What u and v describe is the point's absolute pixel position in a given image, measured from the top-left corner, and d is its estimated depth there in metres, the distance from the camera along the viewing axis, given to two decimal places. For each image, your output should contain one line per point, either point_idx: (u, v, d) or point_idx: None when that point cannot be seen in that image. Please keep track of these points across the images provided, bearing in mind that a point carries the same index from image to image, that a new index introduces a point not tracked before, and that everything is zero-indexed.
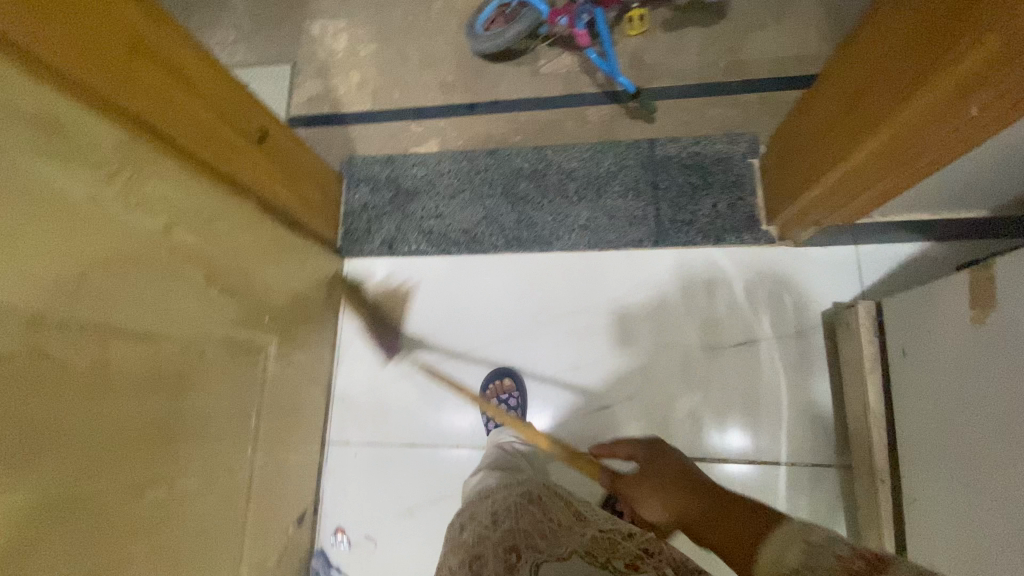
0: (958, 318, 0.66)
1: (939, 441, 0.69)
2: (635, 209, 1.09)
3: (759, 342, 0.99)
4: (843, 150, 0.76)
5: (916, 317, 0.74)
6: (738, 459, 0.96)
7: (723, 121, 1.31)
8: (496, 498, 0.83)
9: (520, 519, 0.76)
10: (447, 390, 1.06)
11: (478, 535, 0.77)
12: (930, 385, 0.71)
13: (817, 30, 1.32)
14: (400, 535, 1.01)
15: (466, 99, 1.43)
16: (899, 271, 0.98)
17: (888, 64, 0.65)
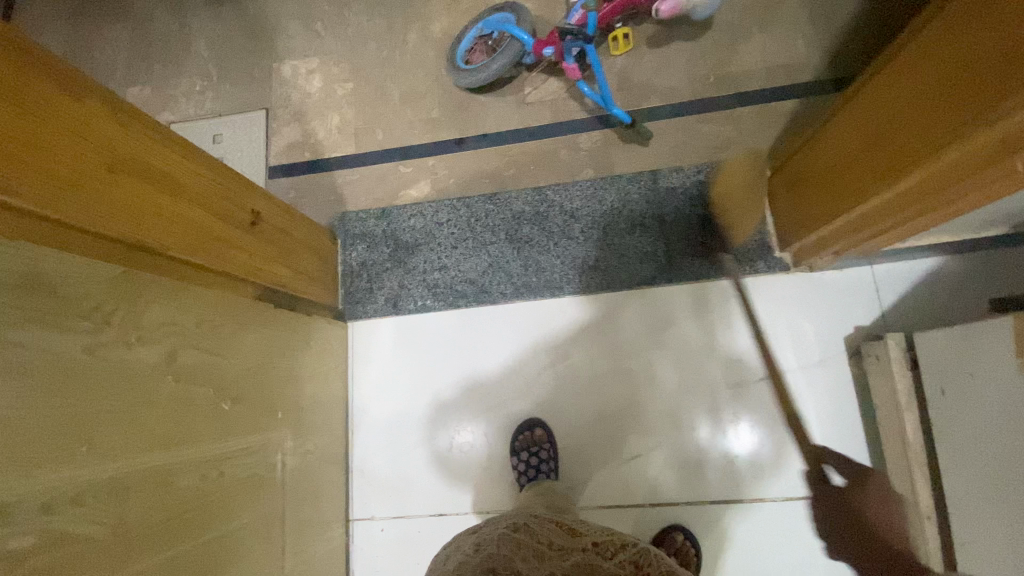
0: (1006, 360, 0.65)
1: (988, 484, 0.68)
2: (645, 245, 1.06)
3: (785, 375, 0.98)
4: (868, 187, 0.74)
5: (955, 355, 0.73)
6: (776, 497, 0.94)
7: (719, 137, 1.28)
8: (484, 531, 0.79)
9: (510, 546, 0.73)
10: (471, 451, 1.02)
11: (458, 563, 0.74)
12: (975, 426, 0.70)
13: (803, 36, 1.30)
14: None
15: (453, 134, 1.38)
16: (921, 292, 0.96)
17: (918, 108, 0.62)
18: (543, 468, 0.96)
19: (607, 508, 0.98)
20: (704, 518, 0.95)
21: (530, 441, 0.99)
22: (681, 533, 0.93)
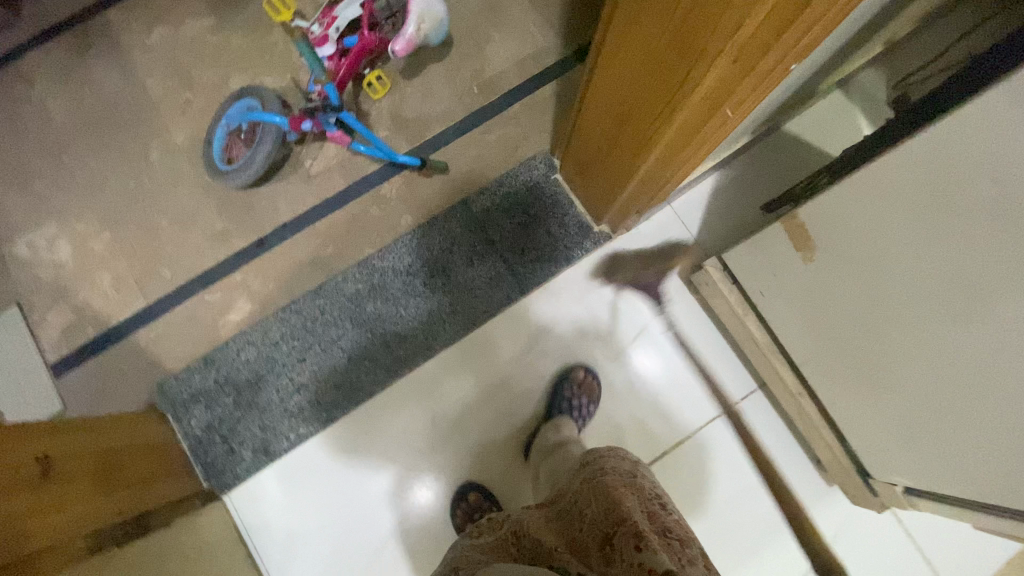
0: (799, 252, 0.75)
1: (830, 354, 0.80)
2: (485, 271, 1.07)
3: (651, 327, 1.06)
4: (636, 157, 0.81)
5: (760, 262, 0.84)
6: (690, 435, 1.02)
7: (506, 138, 1.32)
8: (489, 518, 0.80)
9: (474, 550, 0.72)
10: (415, 550, 0.97)
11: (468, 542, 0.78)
12: (794, 313, 0.83)
13: (535, 23, 1.39)
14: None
15: (252, 238, 1.26)
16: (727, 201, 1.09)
17: (640, 84, 0.69)
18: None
19: None
20: None
21: (468, 511, 0.96)
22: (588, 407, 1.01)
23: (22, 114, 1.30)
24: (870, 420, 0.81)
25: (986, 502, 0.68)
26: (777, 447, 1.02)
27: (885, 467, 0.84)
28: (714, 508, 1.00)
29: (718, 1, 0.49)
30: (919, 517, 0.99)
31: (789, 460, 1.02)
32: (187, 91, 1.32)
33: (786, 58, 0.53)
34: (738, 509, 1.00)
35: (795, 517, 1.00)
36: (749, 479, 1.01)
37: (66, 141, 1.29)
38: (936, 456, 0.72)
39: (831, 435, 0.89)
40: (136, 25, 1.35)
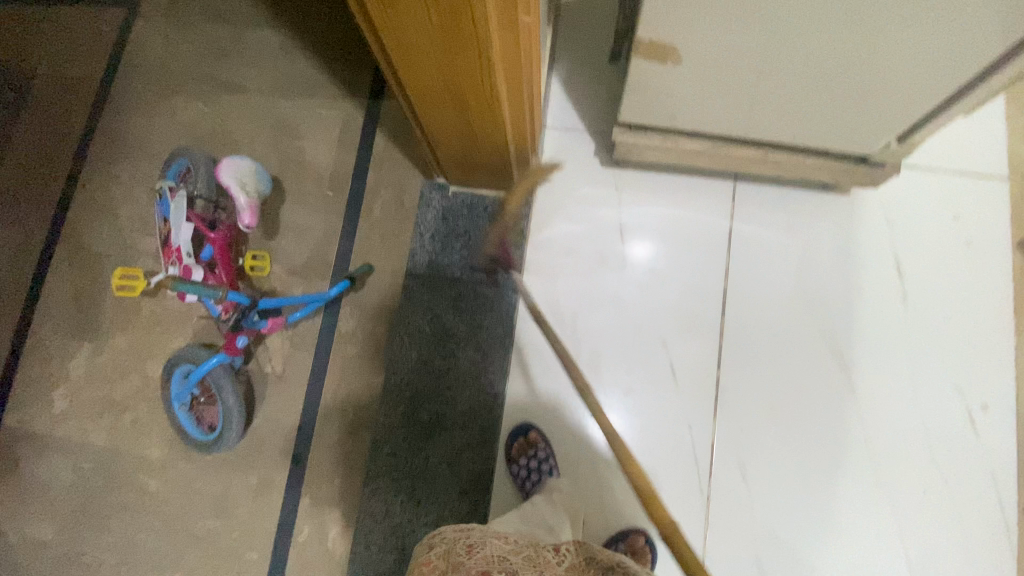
0: (662, 74, 0.78)
1: (759, 105, 0.82)
2: (475, 303, 1.08)
3: (623, 219, 1.09)
4: (493, 115, 0.82)
5: (643, 105, 0.87)
6: (729, 258, 1.05)
7: (387, 201, 1.32)
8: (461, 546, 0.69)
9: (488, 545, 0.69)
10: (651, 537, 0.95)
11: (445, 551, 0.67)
12: (707, 103, 0.83)
13: (321, 108, 1.40)
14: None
15: (286, 463, 1.21)
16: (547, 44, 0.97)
17: (441, 59, 0.69)
18: (544, 469, 0.95)
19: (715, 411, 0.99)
20: (740, 322, 1.02)
21: (526, 447, 0.98)
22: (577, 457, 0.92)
23: (15, 561, 1.21)
24: (828, 120, 0.83)
25: (963, 82, 0.70)
26: (791, 206, 1.06)
27: (870, 133, 0.84)
28: (799, 287, 1.03)
29: None
30: (931, 152, 1.06)
31: (808, 203, 1.05)
32: (125, 412, 1.27)
33: None
34: (812, 272, 1.03)
35: (852, 238, 1.04)
36: (796, 246, 1.04)
37: (73, 544, 1.22)
38: (897, 76, 0.71)
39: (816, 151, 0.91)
40: (33, 408, 1.30)
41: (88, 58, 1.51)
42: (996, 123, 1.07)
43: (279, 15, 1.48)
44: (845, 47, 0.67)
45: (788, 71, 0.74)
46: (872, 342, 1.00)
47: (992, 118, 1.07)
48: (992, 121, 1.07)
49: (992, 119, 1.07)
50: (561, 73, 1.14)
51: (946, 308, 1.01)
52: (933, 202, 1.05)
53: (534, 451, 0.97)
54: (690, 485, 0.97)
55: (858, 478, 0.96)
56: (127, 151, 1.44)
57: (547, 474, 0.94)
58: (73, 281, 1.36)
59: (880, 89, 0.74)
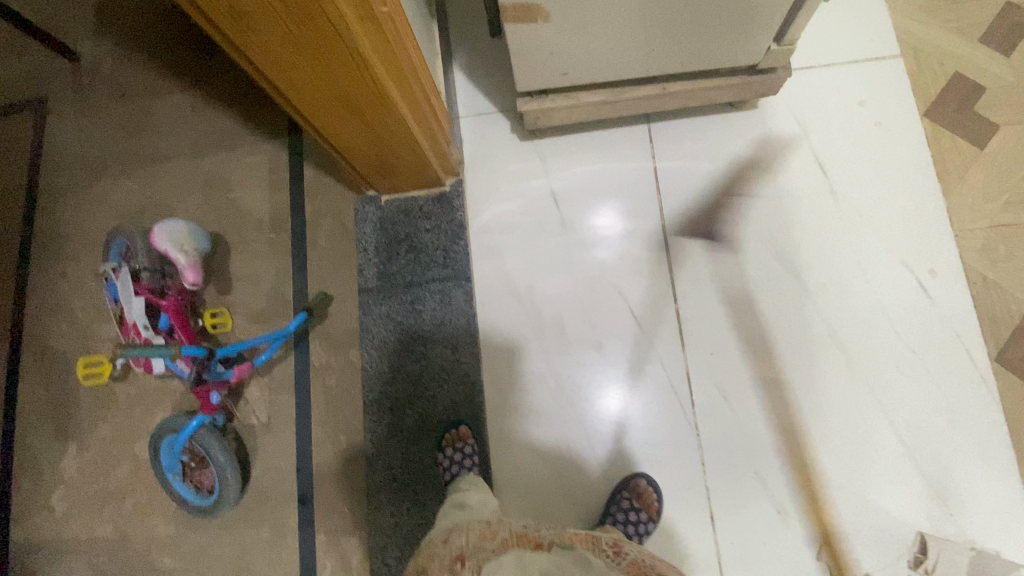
0: (539, 35, 0.81)
1: (637, 43, 0.85)
2: (432, 300, 1.09)
3: (554, 185, 1.11)
4: (391, 116, 0.84)
5: (534, 70, 0.89)
6: (661, 195, 1.07)
7: (331, 229, 1.33)
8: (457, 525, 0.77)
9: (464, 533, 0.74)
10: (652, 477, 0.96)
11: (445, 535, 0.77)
12: (588, 54, 0.86)
13: (245, 156, 1.42)
14: (811, 504, 0.94)
15: (293, 507, 1.21)
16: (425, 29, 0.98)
17: (319, 73, 0.71)
18: (466, 464, 0.96)
19: (684, 342, 1.01)
20: (687, 252, 1.04)
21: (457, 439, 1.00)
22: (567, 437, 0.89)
23: None
24: (706, 41, 0.85)
25: None
26: (706, 131, 1.08)
27: (749, 43, 0.86)
28: (733, 205, 1.05)
29: None
30: (824, 51, 1.10)
31: (722, 126, 1.08)
32: (125, 498, 1.27)
33: None
34: (743, 188, 1.06)
35: (771, 147, 1.07)
36: (721, 167, 1.07)
37: None
38: None
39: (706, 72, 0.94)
40: (35, 518, 1.29)
41: (8, 167, 1.51)
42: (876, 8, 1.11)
43: (183, 79, 1.49)
44: None
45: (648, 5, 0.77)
46: (815, 239, 1.03)
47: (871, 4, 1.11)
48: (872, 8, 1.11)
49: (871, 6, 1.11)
50: (462, 63, 1.16)
51: (874, 190, 1.04)
52: (838, 96, 1.08)
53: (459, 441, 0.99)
54: (678, 420, 0.98)
55: (834, 371, 0.98)
56: (66, 246, 1.44)
57: (466, 470, 0.96)
58: (43, 386, 1.36)
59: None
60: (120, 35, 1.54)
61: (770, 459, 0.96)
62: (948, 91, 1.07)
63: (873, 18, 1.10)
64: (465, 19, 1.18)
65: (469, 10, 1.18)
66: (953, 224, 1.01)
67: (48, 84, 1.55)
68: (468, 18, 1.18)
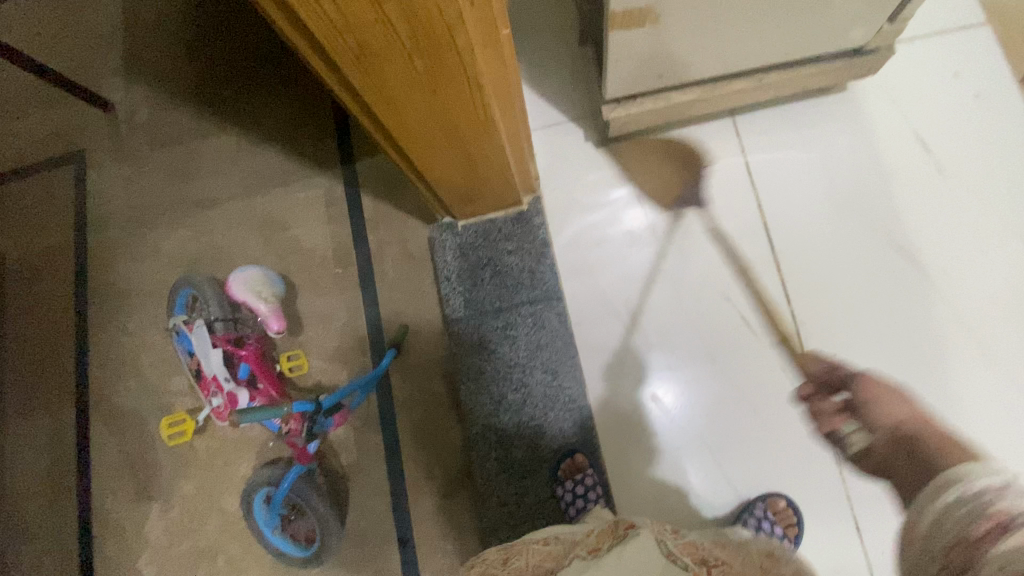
0: (642, 37, 0.75)
1: (742, 38, 0.80)
2: (526, 325, 1.04)
3: (639, 191, 1.06)
4: (491, 141, 0.79)
5: (629, 76, 0.84)
6: (755, 191, 1.02)
7: (397, 258, 1.29)
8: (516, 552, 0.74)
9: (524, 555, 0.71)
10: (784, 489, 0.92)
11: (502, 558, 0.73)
12: (689, 54, 0.81)
13: (299, 192, 1.37)
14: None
15: (393, 549, 1.16)
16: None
17: (431, 104, 0.66)
18: (590, 497, 0.92)
19: (799, 345, 0.96)
20: (790, 249, 0.99)
21: (573, 471, 0.96)
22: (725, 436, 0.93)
23: None
24: (814, 28, 0.80)
25: None
26: (794, 119, 1.03)
27: (860, 24, 0.81)
28: (834, 195, 1.00)
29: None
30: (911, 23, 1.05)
31: (812, 111, 1.03)
32: (218, 554, 1.24)
33: None
34: (842, 176, 1.01)
35: (865, 129, 1.02)
36: (814, 155, 1.02)
37: None
38: None
39: (804, 60, 0.89)
40: None
41: (55, 225, 1.48)
42: None
43: (224, 117, 1.45)
44: None
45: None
46: (924, 222, 0.97)
47: None
48: None
49: None
50: (527, 75, 1.11)
51: (981, 162, 0.99)
52: (929, 69, 1.04)
53: (579, 474, 0.95)
54: (805, 426, 0.94)
55: (965, 358, 0.93)
56: (125, 301, 1.40)
57: (592, 502, 0.92)
58: (120, 446, 1.32)
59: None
60: (154, 79, 1.50)
61: (911, 458, 0.91)
62: None
63: None
64: (523, 30, 1.13)
65: (527, 18, 1.13)
66: None
67: (84, 136, 1.51)
68: (526, 28, 1.13)
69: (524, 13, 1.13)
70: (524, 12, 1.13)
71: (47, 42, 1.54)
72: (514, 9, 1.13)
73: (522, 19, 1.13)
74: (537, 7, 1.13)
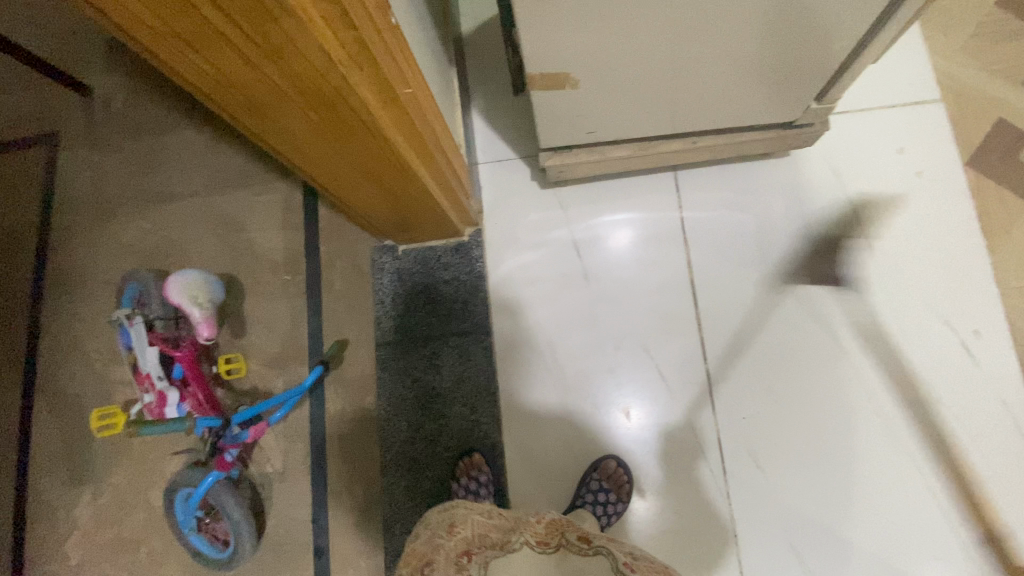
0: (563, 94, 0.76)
1: (668, 104, 0.81)
2: (451, 356, 1.06)
3: (576, 235, 1.07)
4: (412, 185, 0.80)
5: (560, 129, 0.86)
6: (687, 246, 1.03)
7: (345, 272, 1.31)
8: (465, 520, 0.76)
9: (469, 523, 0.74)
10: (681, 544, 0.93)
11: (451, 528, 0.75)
12: (617, 114, 0.83)
13: (258, 195, 1.39)
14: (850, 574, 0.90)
15: (309, 559, 1.18)
16: (444, 80, 0.95)
17: (339, 152, 0.68)
18: None
19: (712, 403, 0.97)
20: (715, 307, 1.00)
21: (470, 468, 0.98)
22: (612, 458, 0.96)
23: None
24: (741, 100, 0.82)
25: (849, 45, 0.70)
26: (735, 178, 1.04)
27: (787, 100, 0.82)
28: (764, 258, 1.01)
29: (298, 65, 0.50)
30: (860, 94, 1.06)
31: (753, 172, 1.04)
32: (140, 546, 1.26)
33: (383, 37, 0.54)
34: (774, 239, 1.02)
35: (802, 195, 1.03)
36: (750, 216, 1.03)
37: None
38: (791, 50, 0.70)
39: (738, 127, 0.90)
40: (51, 565, 1.28)
41: (20, 205, 1.50)
42: (914, 48, 1.06)
43: (195, 114, 1.47)
44: (727, 41, 0.67)
45: (680, 73, 0.74)
46: (849, 294, 0.98)
47: (908, 45, 1.06)
48: (909, 48, 1.06)
49: (909, 46, 1.06)
50: (480, 109, 1.13)
51: (915, 239, 0.99)
52: (875, 142, 1.03)
53: (473, 470, 0.97)
54: (709, 485, 0.95)
55: (872, 432, 0.94)
56: (80, 287, 1.43)
57: (481, 499, 0.94)
58: (58, 431, 1.34)
59: (781, 59, 0.72)
60: (130, 69, 1.52)
61: (808, 527, 0.92)
62: (994, 137, 1.01)
63: (913, 60, 1.05)
64: (480, 63, 1.14)
65: (486, 52, 1.15)
66: (999, 281, 0.96)
67: (59, 119, 1.53)
68: (484, 62, 1.14)
69: (483, 48, 1.15)
70: (484, 46, 1.15)
71: (31, 23, 1.56)
72: (475, 43, 1.15)
73: (481, 53, 1.15)
74: (496, 43, 1.14)
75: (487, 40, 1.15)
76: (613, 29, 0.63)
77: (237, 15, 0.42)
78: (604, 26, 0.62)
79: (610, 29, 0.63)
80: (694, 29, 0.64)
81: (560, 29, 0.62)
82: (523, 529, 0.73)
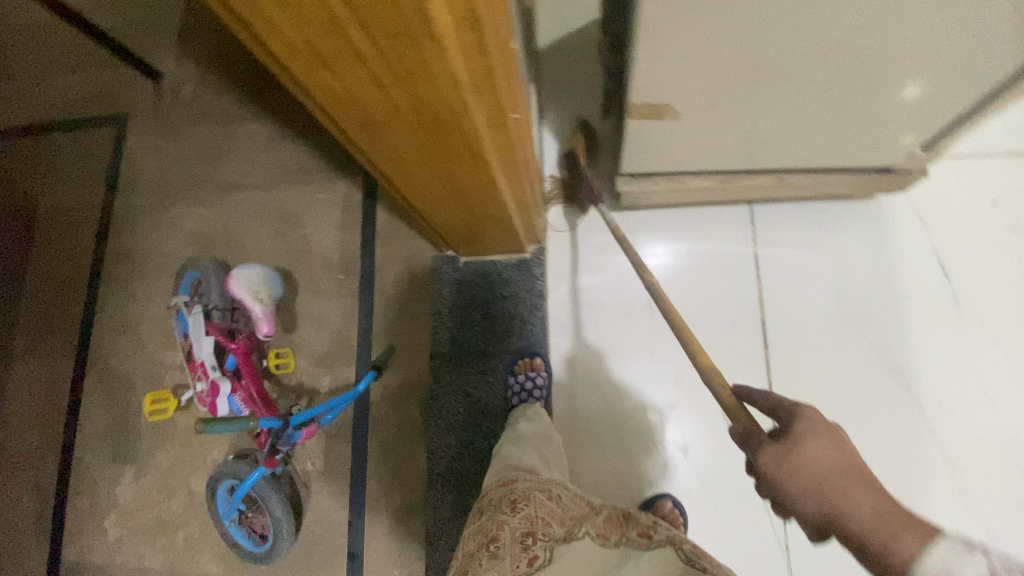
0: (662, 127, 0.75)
1: (761, 142, 0.79)
2: (505, 375, 1.04)
3: (642, 263, 1.04)
4: (495, 204, 0.80)
5: (646, 156, 0.84)
6: (759, 284, 1.00)
7: (399, 276, 1.30)
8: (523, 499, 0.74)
9: (530, 501, 0.72)
10: None
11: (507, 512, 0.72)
12: (708, 147, 0.80)
13: (318, 193, 1.40)
14: None
15: (342, 562, 1.18)
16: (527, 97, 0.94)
17: (435, 170, 0.67)
18: None
19: None
20: (784, 349, 0.97)
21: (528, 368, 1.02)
22: (666, 496, 0.93)
23: None
24: (837, 142, 0.79)
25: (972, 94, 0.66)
26: (814, 217, 1.01)
27: (888, 145, 0.79)
28: (840, 303, 0.97)
29: (427, 91, 0.49)
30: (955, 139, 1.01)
31: (834, 213, 1.00)
32: (177, 530, 1.27)
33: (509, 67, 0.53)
34: (851, 284, 0.98)
35: (884, 240, 0.99)
36: (827, 258, 0.99)
37: None
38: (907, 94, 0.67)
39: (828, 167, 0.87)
40: (89, 540, 1.30)
41: (87, 183, 1.54)
42: None
43: (261, 106, 1.48)
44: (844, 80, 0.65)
45: (782, 111, 0.71)
46: (928, 348, 0.94)
47: None
48: None
49: None
50: (554, 127, 1.11)
51: (1005, 296, 0.95)
52: (968, 191, 0.99)
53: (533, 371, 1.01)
54: (764, 532, 0.92)
55: (944, 495, 0.90)
56: (137, 269, 1.45)
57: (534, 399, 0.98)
58: (106, 408, 1.37)
59: (896, 104, 0.70)
60: (202, 58, 1.54)
61: None
62: None
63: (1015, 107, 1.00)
64: (558, 80, 1.13)
65: (564, 69, 1.13)
66: None
67: (129, 103, 1.57)
68: (562, 79, 1.13)
69: (562, 66, 1.13)
70: (563, 63, 1.13)
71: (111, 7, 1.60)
72: (555, 60, 1.14)
73: (559, 71, 1.13)
74: (576, 60, 1.13)
75: (567, 58, 1.14)
76: (731, 61, 0.61)
77: (386, 42, 0.42)
78: (723, 59, 0.60)
79: (728, 61, 0.61)
80: (814, 66, 0.62)
81: (678, 56, 0.60)
82: (584, 522, 0.71)
